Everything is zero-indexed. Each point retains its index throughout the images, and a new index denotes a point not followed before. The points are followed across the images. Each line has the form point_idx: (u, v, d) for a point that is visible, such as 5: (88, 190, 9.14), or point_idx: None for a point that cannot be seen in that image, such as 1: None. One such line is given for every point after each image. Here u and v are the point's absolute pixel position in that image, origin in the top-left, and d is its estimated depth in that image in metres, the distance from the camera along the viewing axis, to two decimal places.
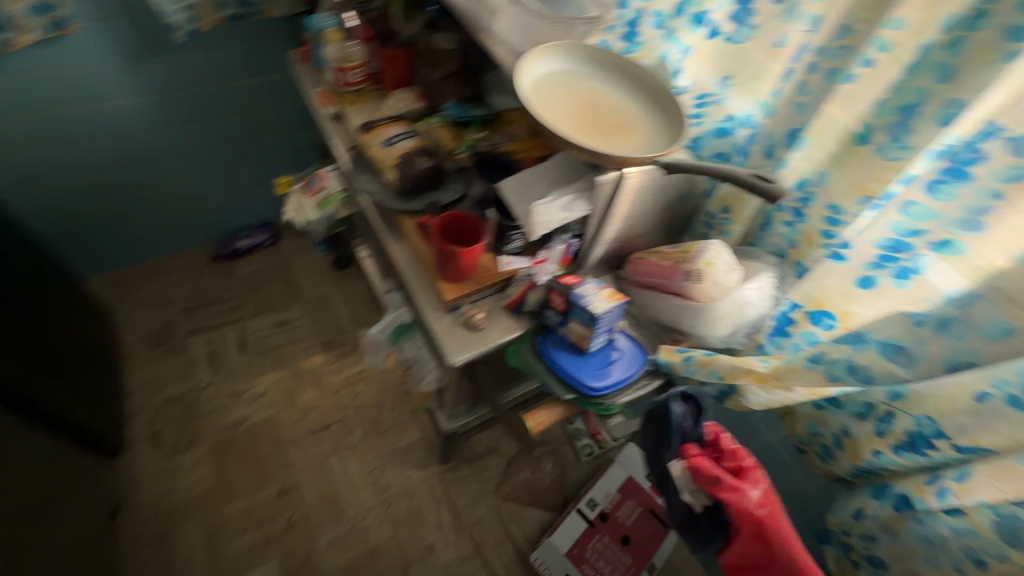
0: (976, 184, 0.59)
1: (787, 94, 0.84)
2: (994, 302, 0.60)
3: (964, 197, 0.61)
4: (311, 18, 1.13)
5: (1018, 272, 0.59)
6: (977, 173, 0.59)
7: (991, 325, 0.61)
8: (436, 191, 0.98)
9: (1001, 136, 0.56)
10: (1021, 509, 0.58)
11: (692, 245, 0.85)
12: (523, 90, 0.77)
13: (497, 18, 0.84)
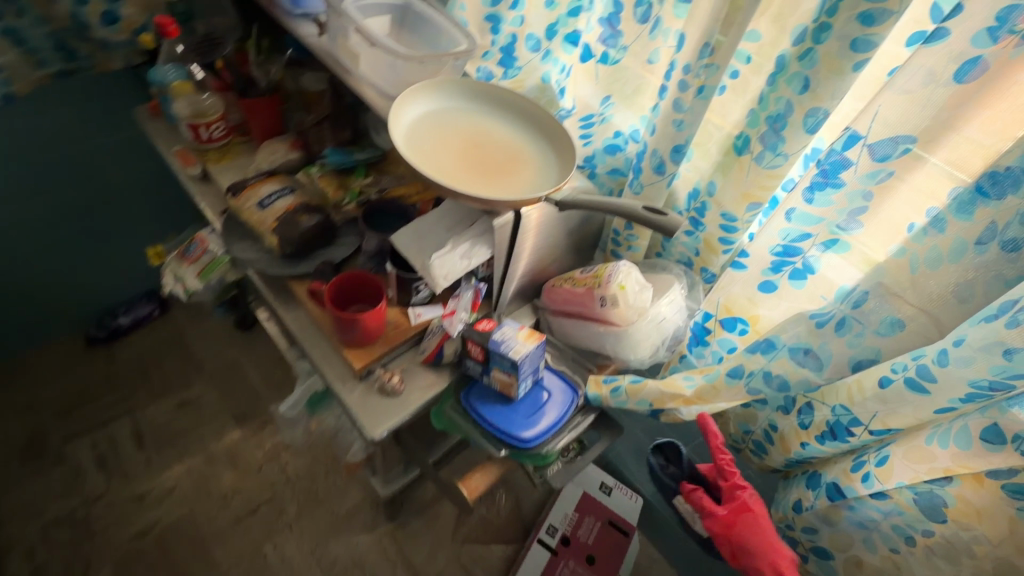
0: (847, 189, 0.60)
1: (665, 111, 0.76)
2: (881, 297, 0.64)
3: (839, 202, 0.62)
4: (151, 71, 0.98)
5: (896, 266, 0.62)
6: (846, 179, 0.60)
7: (885, 319, 0.64)
8: (328, 248, 0.90)
9: (861, 143, 0.57)
10: (937, 486, 0.62)
11: (602, 270, 0.84)
12: (398, 144, 0.70)
13: (359, 62, 0.78)
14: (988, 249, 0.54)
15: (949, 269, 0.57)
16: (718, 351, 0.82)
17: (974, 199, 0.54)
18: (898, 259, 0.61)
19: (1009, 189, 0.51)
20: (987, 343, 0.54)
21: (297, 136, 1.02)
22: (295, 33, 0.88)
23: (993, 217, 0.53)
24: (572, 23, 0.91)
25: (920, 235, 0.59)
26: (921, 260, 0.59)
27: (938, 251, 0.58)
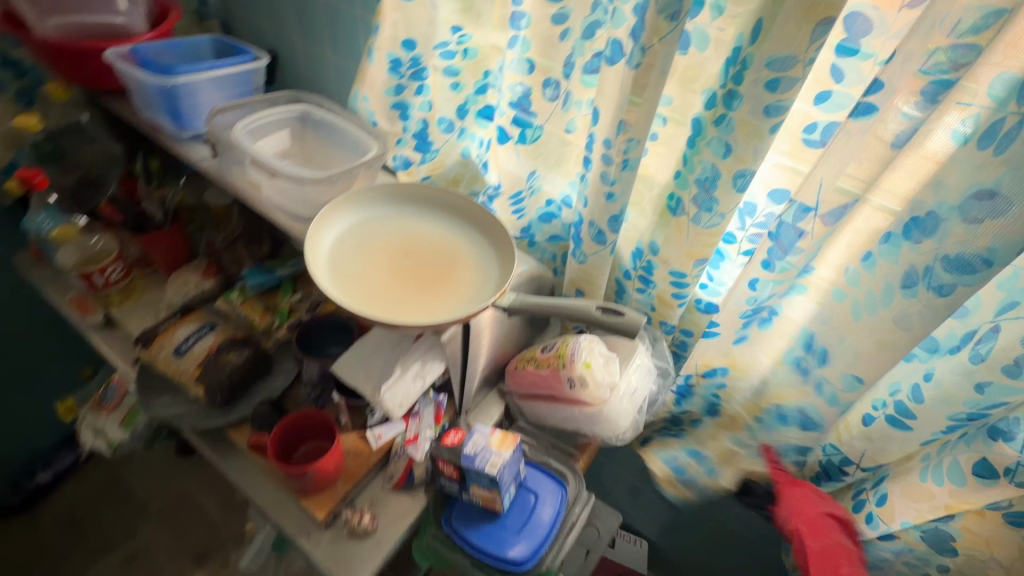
0: (802, 256, 0.60)
1: (594, 183, 0.74)
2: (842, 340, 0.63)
3: (796, 264, 0.61)
4: (23, 223, 0.87)
5: (858, 317, 0.60)
6: (803, 246, 0.59)
7: (845, 377, 0.63)
8: (264, 383, 0.81)
9: (814, 213, 0.57)
10: (942, 523, 0.61)
11: (564, 348, 0.80)
12: (327, 289, 0.62)
13: (262, 190, 0.72)
14: (916, 291, 0.54)
15: (885, 314, 0.58)
16: (707, 398, 0.81)
17: (898, 238, 0.54)
18: (841, 303, 0.62)
19: (929, 233, 0.52)
20: (960, 380, 0.57)
21: (208, 262, 0.92)
22: (185, 159, 0.81)
23: (915, 259, 0.54)
24: (483, 99, 0.88)
25: (857, 275, 0.59)
26: (861, 303, 0.60)
27: (878, 292, 0.58)
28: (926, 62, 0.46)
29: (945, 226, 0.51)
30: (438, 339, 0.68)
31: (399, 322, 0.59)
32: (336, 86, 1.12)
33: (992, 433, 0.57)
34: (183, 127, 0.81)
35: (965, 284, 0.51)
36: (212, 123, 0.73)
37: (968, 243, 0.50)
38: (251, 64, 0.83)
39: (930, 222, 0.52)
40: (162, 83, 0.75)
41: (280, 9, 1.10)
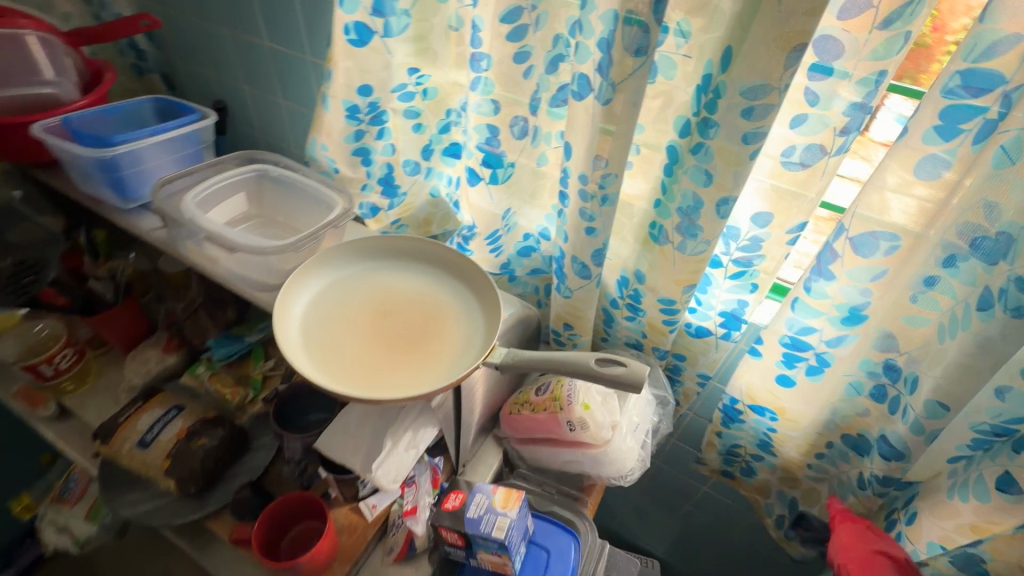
0: (839, 280, 0.60)
1: (573, 218, 0.71)
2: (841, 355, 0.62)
3: (835, 296, 0.62)
4: None
5: (902, 337, 0.60)
6: (837, 273, 0.60)
7: (930, 406, 0.59)
8: (242, 464, 0.76)
9: (846, 235, 0.57)
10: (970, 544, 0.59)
11: (559, 390, 0.77)
12: (309, 375, 0.57)
13: (220, 264, 0.67)
14: (992, 313, 0.51)
15: (965, 338, 0.54)
16: (758, 436, 0.79)
17: (965, 260, 0.52)
18: (891, 329, 0.60)
19: (998, 256, 0.50)
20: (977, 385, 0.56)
21: (169, 335, 0.86)
22: (135, 231, 0.75)
23: (989, 280, 0.51)
24: (447, 137, 0.86)
25: (924, 302, 0.56)
26: (942, 327, 0.56)
27: (951, 319, 0.55)
28: (947, 86, 0.46)
29: (1016, 247, 0.48)
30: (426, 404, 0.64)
31: (394, 399, 0.55)
32: (291, 132, 1.08)
33: (1015, 447, 0.55)
34: (128, 198, 0.75)
35: None
36: (157, 202, 0.67)
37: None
38: (197, 123, 0.77)
39: (998, 242, 0.49)
40: (99, 155, 0.69)
41: (222, 57, 1.05)
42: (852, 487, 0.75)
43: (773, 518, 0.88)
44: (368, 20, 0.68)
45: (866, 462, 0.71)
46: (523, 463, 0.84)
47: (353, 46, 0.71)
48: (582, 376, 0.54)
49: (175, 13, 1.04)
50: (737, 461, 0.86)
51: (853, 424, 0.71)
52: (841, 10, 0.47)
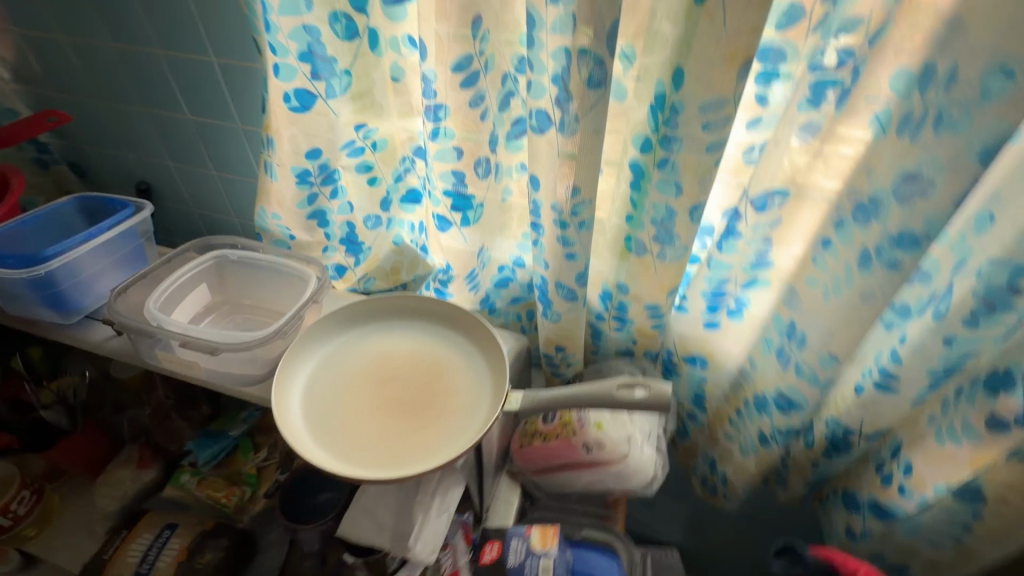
0: (745, 237, 0.65)
1: (550, 245, 0.72)
2: (814, 333, 0.63)
3: (742, 247, 0.66)
4: None
5: (806, 297, 0.63)
6: (741, 229, 0.65)
7: (822, 357, 0.63)
8: (252, 569, 0.72)
9: (748, 198, 0.62)
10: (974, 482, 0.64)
11: (569, 415, 0.78)
12: (340, 471, 0.53)
13: (199, 368, 0.61)
14: (872, 269, 0.56)
15: (850, 292, 0.58)
16: (693, 389, 0.85)
17: (849, 224, 0.56)
18: (812, 288, 0.62)
19: (874, 216, 0.53)
20: (930, 337, 0.60)
21: (141, 448, 0.79)
22: (86, 345, 0.69)
23: (866, 241, 0.55)
24: (403, 185, 0.84)
25: (823, 264, 0.60)
26: (826, 288, 0.60)
27: (835, 280, 0.59)
28: (815, 62, 0.52)
29: (885, 209, 0.52)
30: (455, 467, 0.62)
31: (435, 466, 0.54)
32: (231, 203, 1.02)
33: (990, 388, 0.59)
34: (70, 312, 0.69)
35: (914, 256, 0.52)
36: (113, 314, 0.59)
37: (908, 221, 0.51)
38: (133, 219, 0.73)
39: (872, 205, 0.53)
40: (32, 274, 0.63)
41: (142, 138, 0.99)
42: (754, 443, 0.79)
43: (700, 478, 0.94)
44: (308, 85, 0.66)
45: (766, 419, 0.75)
46: (541, 491, 0.83)
47: (295, 112, 0.69)
48: (608, 408, 0.54)
49: (81, 101, 0.97)
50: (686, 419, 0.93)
51: (755, 382, 0.75)
52: (779, 23, 0.52)
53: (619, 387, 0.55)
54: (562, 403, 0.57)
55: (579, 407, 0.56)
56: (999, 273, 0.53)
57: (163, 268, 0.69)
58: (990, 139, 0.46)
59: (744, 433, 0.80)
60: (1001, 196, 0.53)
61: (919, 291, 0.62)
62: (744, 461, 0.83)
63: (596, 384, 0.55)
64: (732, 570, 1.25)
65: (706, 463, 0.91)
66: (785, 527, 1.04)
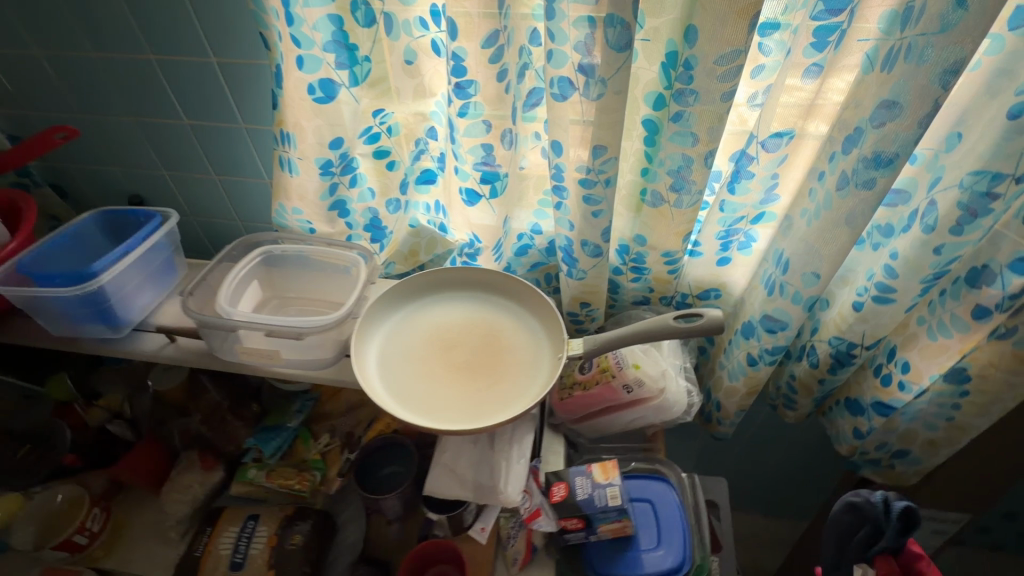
0: (758, 178, 0.72)
1: (575, 206, 0.77)
2: (805, 258, 0.70)
3: (754, 186, 0.73)
4: None
5: (797, 227, 0.70)
6: (754, 170, 0.71)
7: (805, 275, 0.70)
8: (335, 544, 0.74)
9: (757, 140, 0.68)
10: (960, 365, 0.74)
11: (606, 361, 0.84)
12: (429, 426, 0.58)
13: (280, 356, 0.64)
14: (849, 190, 0.62)
15: (828, 215, 0.65)
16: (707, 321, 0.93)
17: (838, 156, 0.62)
18: (801, 218, 0.70)
19: (855, 144, 0.60)
20: (920, 250, 0.68)
21: (200, 452, 0.80)
22: (140, 355, 0.70)
23: (845, 166, 0.62)
24: (419, 166, 0.87)
25: (817, 194, 0.67)
26: (809, 215, 0.68)
27: (817, 205, 0.67)
28: (814, 11, 0.57)
29: (864, 136, 0.59)
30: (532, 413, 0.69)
31: (515, 414, 0.60)
32: (234, 204, 1.01)
33: (968, 283, 0.70)
34: (119, 325, 0.69)
35: (882, 174, 0.59)
36: (192, 315, 0.61)
37: (881, 144, 0.57)
38: (162, 228, 0.72)
39: (855, 135, 0.59)
40: (83, 291, 0.63)
41: (131, 149, 0.95)
42: (743, 367, 0.85)
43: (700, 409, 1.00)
44: (333, 75, 0.69)
45: (753, 343, 0.82)
46: (584, 435, 0.90)
47: (319, 103, 0.70)
48: (669, 338, 0.61)
49: (61, 117, 0.93)
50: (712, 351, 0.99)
51: (746, 311, 0.83)
52: None
53: (677, 317, 0.61)
54: (623, 339, 0.63)
55: (638, 341, 0.63)
56: (978, 182, 0.61)
57: (214, 271, 0.71)
58: (949, 65, 0.51)
59: (732, 360, 0.87)
60: (966, 117, 0.62)
61: (901, 211, 0.71)
62: (732, 386, 0.89)
63: (653, 318, 0.62)
64: (747, 492, 1.37)
65: (703, 394, 0.99)
66: (791, 438, 1.15)
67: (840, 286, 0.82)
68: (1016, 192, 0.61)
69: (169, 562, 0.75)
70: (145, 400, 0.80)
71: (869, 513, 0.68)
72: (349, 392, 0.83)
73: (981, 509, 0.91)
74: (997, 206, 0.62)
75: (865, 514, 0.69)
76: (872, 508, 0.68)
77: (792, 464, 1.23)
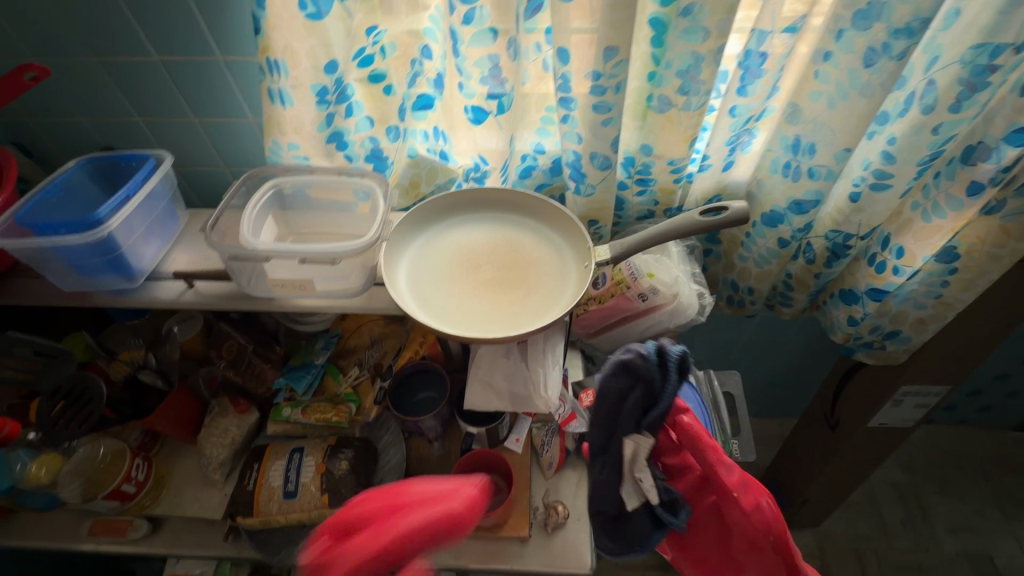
0: (767, 78, 0.74)
1: (583, 117, 0.77)
2: (830, 139, 0.74)
3: (765, 82, 0.74)
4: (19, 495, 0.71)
5: (810, 109, 0.74)
6: (769, 66, 0.72)
7: (836, 153, 0.74)
8: (381, 469, 0.77)
9: (773, 34, 0.69)
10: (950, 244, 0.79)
11: (619, 274, 0.85)
12: (467, 336, 0.60)
13: (314, 286, 0.64)
14: (879, 65, 0.65)
15: (854, 95, 0.68)
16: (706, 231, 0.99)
17: (849, 32, 0.65)
18: (818, 101, 0.73)
19: (874, 18, 0.62)
20: (918, 133, 0.71)
21: (231, 396, 0.81)
22: (160, 304, 0.68)
23: (870, 42, 0.64)
24: (416, 90, 0.81)
25: (825, 76, 0.70)
26: (831, 96, 0.71)
27: (838, 87, 0.69)
28: None
29: (890, 8, 0.61)
30: (563, 321, 0.69)
31: (550, 322, 0.61)
32: (219, 148, 0.95)
33: (962, 161, 0.73)
34: (133, 274, 0.67)
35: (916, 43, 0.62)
36: (221, 249, 0.60)
37: (916, 10, 0.60)
38: (158, 172, 0.69)
39: (872, 8, 0.62)
40: (92, 238, 0.61)
41: (96, 93, 0.88)
42: (774, 250, 0.90)
43: None
44: None
45: (782, 228, 0.87)
46: (601, 346, 0.93)
47: (311, 21, 0.68)
48: (701, 232, 0.65)
49: (13, 63, 0.85)
50: (714, 254, 1.04)
51: (764, 203, 0.87)
52: None
53: (703, 211, 0.65)
54: (656, 238, 0.66)
55: (669, 240, 0.67)
56: (978, 57, 0.63)
57: (223, 217, 0.70)
58: None
59: (758, 248, 0.92)
60: None
61: (899, 96, 0.73)
62: (763, 269, 0.95)
63: (681, 216, 0.66)
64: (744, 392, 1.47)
65: (728, 286, 1.05)
66: (783, 333, 1.23)
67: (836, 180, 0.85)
68: (1013, 64, 0.63)
69: (220, 498, 0.78)
70: (171, 350, 0.76)
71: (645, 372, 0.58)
72: (371, 325, 0.83)
73: (959, 380, 1.00)
74: (995, 79, 0.64)
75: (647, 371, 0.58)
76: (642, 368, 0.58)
77: (782, 358, 1.33)
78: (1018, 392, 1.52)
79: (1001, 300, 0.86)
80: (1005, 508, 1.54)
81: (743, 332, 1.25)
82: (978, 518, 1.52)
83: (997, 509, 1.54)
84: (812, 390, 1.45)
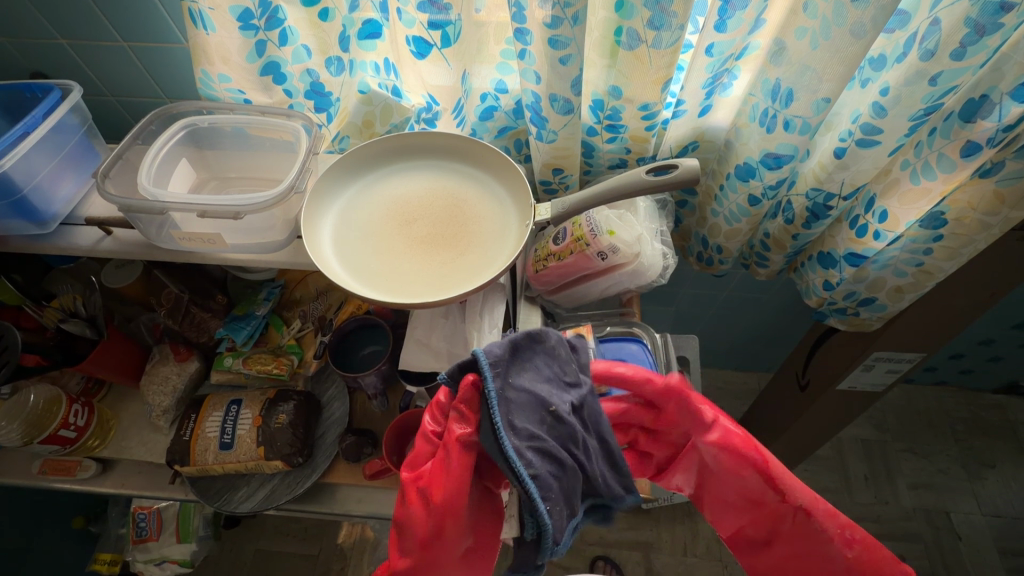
0: (750, 11, 0.64)
1: (541, 51, 0.68)
2: (811, 87, 0.66)
3: (748, 15, 0.65)
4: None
5: (794, 50, 0.66)
6: None
7: (814, 102, 0.66)
8: (323, 422, 0.77)
9: None
10: (937, 208, 0.73)
11: (579, 230, 0.78)
12: (384, 299, 0.55)
13: (225, 238, 0.60)
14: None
15: (840, 32, 0.60)
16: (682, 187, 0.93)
17: None
18: (803, 39, 0.64)
19: None
20: (914, 82, 0.62)
21: (172, 344, 0.80)
22: (76, 251, 0.64)
23: None
24: (359, 15, 0.71)
25: (813, 9, 0.61)
26: (815, 34, 0.62)
27: (823, 24, 0.61)
28: None
29: None
30: (499, 280, 0.67)
31: (477, 286, 0.56)
32: (155, 75, 0.87)
33: (963, 119, 0.65)
34: (43, 220, 0.63)
35: None
36: (114, 200, 0.56)
37: None
38: (65, 103, 0.62)
39: None
40: None
41: (8, 9, 0.79)
42: (743, 209, 0.85)
43: (695, 256, 1.04)
44: None
45: (753, 184, 0.80)
46: (559, 304, 0.90)
47: None
48: (646, 191, 0.63)
49: None
50: (689, 207, 0.98)
51: (739, 153, 0.80)
52: None
53: (648, 172, 0.64)
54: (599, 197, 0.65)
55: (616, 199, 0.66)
56: None
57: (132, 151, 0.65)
58: None
59: (729, 204, 0.86)
60: None
61: (898, 37, 0.64)
62: (733, 228, 0.90)
63: (625, 175, 0.65)
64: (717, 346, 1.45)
65: (700, 241, 1.00)
66: (762, 292, 1.19)
67: (822, 134, 0.77)
68: None
69: (164, 445, 0.78)
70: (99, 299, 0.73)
71: (477, 389, 0.51)
72: (315, 277, 0.81)
73: (934, 349, 0.96)
74: (1010, 21, 0.55)
75: (459, 396, 0.51)
76: (498, 362, 0.51)
77: (758, 315, 1.29)
78: (999, 357, 1.50)
79: (983, 266, 0.81)
80: (970, 468, 1.56)
81: (719, 287, 1.21)
82: (940, 476, 1.55)
83: (962, 469, 1.56)
84: (788, 348, 1.43)
